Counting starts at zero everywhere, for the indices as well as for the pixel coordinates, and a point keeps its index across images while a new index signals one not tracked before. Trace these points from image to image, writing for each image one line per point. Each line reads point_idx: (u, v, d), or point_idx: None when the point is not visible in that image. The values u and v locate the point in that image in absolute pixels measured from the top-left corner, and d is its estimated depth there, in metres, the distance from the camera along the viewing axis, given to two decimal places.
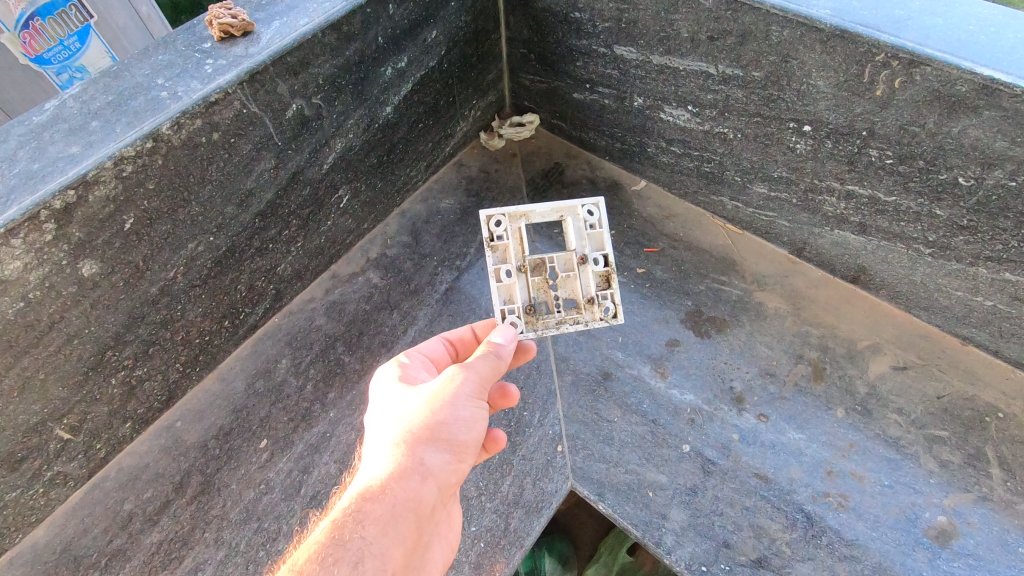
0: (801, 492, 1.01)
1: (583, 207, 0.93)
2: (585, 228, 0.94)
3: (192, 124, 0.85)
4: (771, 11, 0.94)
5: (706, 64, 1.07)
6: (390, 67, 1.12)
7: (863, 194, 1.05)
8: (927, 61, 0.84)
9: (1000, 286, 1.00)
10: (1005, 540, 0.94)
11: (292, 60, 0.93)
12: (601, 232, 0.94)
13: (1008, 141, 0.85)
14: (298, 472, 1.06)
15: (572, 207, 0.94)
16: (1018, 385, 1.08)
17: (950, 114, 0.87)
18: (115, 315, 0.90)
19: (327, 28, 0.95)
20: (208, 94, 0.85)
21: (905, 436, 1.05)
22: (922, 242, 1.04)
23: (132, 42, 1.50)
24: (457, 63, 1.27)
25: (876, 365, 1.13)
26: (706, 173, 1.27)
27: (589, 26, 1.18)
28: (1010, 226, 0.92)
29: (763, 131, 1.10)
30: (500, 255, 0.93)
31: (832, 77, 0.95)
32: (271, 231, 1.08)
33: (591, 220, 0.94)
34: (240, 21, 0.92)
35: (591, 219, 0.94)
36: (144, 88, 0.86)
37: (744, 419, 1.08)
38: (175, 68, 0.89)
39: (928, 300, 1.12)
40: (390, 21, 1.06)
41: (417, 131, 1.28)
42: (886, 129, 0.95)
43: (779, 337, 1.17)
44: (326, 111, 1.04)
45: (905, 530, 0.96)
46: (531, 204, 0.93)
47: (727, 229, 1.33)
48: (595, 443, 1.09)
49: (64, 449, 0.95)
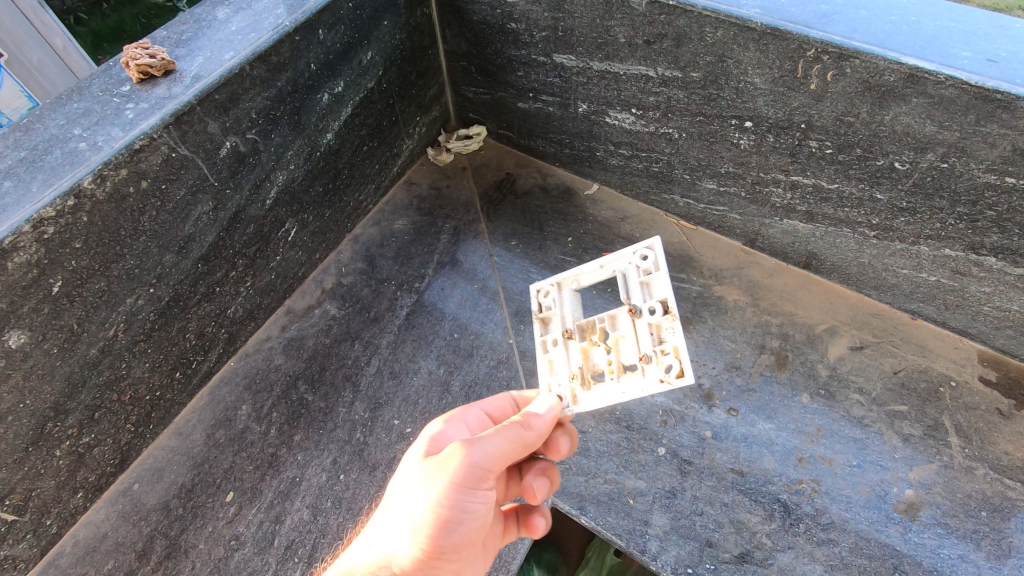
0: (775, 482, 1.02)
1: (634, 253, 0.82)
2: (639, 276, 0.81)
3: (117, 175, 0.80)
4: (703, 12, 0.95)
5: (646, 68, 1.08)
6: (327, 93, 1.08)
7: (806, 183, 1.08)
8: (855, 54, 0.87)
9: (942, 262, 1.04)
10: (968, 505, 0.98)
11: (220, 97, 0.89)
12: (654, 274, 0.80)
13: (937, 125, 0.87)
14: (270, 522, 1.01)
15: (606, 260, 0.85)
16: (967, 353, 1.13)
17: (881, 104, 0.90)
18: (52, 384, 0.85)
19: (254, 60, 0.91)
20: (132, 141, 0.81)
21: (868, 415, 1.08)
22: (866, 226, 1.08)
23: (48, 80, 1.44)
24: (396, 82, 1.25)
25: (835, 347, 1.16)
26: (655, 173, 1.28)
27: (526, 36, 1.18)
28: (946, 206, 0.96)
29: (706, 130, 1.11)
30: (553, 326, 0.89)
31: (767, 74, 0.97)
32: (217, 274, 1.03)
33: (638, 266, 0.81)
34: (160, 61, 0.88)
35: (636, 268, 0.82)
36: (60, 140, 0.81)
37: (715, 415, 1.09)
38: (93, 115, 0.84)
39: (877, 280, 1.16)
40: (322, 47, 1.02)
41: (361, 154, 1.25)
42: (823, 120, 0.97)
43: (740, 329, 1.19)
44: (262, 145, 1.00)
45: (876, 507, 0.99)
46: (578, 267, 0.87)
47: (681, 226, 1.35)
48: (572, 456, 1.07)
49: (9, 531, 0.88)
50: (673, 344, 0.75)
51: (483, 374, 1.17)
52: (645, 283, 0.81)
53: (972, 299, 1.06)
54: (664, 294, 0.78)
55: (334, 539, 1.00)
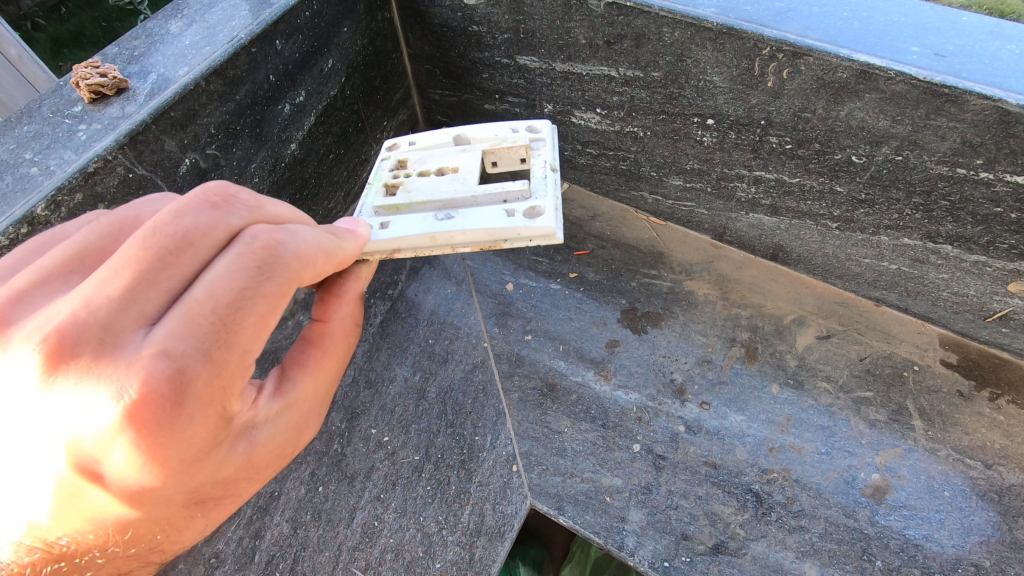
0: (748, 473, 1.04)
1: (521, 129, 1.01)
2: (509, 135, 1.01)
3: (72, 199, 0.79)
4: (660, 13, 0.96)
5: (607, 68, 1.09)
6: (288, 103, 1.07)
7: (769, 178, 1.10)
8: (808, 52, 0.88)
9: (901, 250, 1.07)
10: (932, 486, 1.01)
11: (176, 113, 0.87)
12: (501, 131, 1.02)
13: (890, 119, 0.89)
14: (249, 538, 1.02)
15: (527, 135, 1.00)
16: (929, 337, 1.16)
17: (836, 100, 0.92)
18: None
19: (210, 75, 0.90)
20: (86, 163, 0.79)
21: (836, 402, 1.11)
22: (828, 218, 1.10)
23: (11, 98, 1.48)
24: (360, 88, 1.24)
25: (803, 337, 1.18)
26: (624, 171, 1.29)
27: (489, 39, 1.17)
28: (902, 197, 0.98)
29: (670, 128, 1.13)
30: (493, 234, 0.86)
31: (725, 72, 0.98)
32: None
33: (511, 132, 1.01)
34: (111, 79, 0.86)
35: (510, 129, 1.02)
36: (11, 166, 0.80)
37: (688, 410, 1.11)
38: (44, 138, 0.83)
39: (842, 270, 1.19)
40: (280, 57, 1.01)
41: (328, 162, 1.24)
42: (781, 117, 0.99)
43: (711, 323, 1.21)
44: (223, 160, 0.99)
45: (845, 492, 1.02)
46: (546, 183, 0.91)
47: (651, 222, 1.36)
48: (549, 457, 1.08)
49: None
50: (431, 140, 1.04)
51: (459, 378, 1.17)
52: (503, 137, 1.01)
53: (931, 285, 1.09)
54: (477, 132, 1.03)
55: (315, 552, 1.01)
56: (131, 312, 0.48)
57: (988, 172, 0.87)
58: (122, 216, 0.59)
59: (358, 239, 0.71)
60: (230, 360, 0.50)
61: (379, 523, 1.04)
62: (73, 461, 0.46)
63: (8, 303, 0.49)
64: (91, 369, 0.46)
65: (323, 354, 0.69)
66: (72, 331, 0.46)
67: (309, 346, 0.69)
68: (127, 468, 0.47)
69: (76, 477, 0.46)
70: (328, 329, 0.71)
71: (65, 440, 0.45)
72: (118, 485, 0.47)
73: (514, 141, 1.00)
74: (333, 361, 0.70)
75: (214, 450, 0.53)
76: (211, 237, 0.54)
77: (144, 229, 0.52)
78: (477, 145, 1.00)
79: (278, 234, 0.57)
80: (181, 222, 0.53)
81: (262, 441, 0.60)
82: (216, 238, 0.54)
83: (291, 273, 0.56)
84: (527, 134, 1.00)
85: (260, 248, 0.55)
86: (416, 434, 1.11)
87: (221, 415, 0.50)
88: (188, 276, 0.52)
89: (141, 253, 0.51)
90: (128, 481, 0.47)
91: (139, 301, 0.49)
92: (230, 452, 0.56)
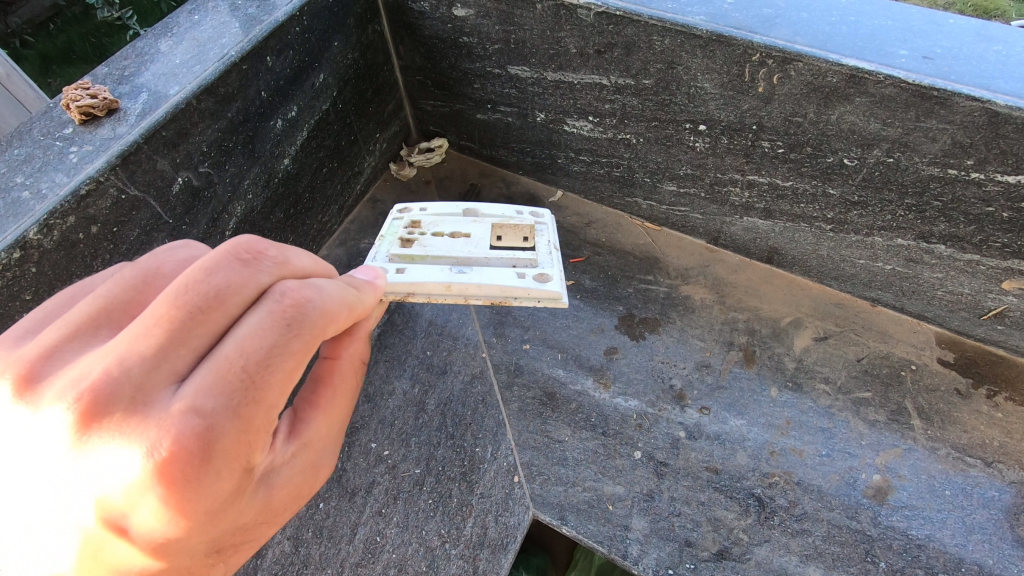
0: (749, 477, 1.04)
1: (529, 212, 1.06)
2: (517, 212, 1.05)
3: (65, 223, 0.78)
4: (650, 21, 0.96)
5: (599, 76, 1.09)
6: (280, 119, 1.07)
7: (762, 182, 1.10)
8: (798, 58, 0.89)
9: (895, 250, 1.07)
10: (934, 485, 1.02)
11: (167, 133, 0.87)
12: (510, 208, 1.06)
13: (881, 122, 0.90)
14: (251, 558, 1.02)
15: (533, 217, 1.05)
16: (925, 336, 1.17)
17: (826, 104, 0.92)
18: None
19: (201, 93, 0.90)
20: (78, 186, 0.79)
21: (835, 403, 1.11)
22: (822, 220, 1.10)
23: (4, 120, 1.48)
24: (351, 101, 1.24)
25: (800, 339, 1.19)
26: (617, 177, 1.29)
27: (480, 49, 1.18)
28: (895, 198, 0.99)
29: (662, 134, 1.13)
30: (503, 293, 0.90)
31: (717, 78, 0.98)
32: None
33: (519, 211, 1.06)
34: (101, 100, 0.86)
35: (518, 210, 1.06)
36: (2, 191, 0.79)
37: (688, 415, 1.11)
38: (35, 162, 0.82)
39: (837, 271, 1.19)
40: (271, 73, 1.01)
41: (321, 175, 1.24)
42: (772, 121, 0.99)
43: (709, 328, 1.22)
44: (217, 177, 0.98)
45: (847, 494, 1.02)
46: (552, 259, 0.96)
47: (646, 228, 1.37)
48: (550, 467, 1.08)
49: None
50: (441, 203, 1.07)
51: (458, 390, 1.17)
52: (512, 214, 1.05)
53: (926, 285, 1.10)
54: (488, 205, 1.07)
55: (317, 569, 1.01)
56: (161, 371, 0.46)
57: (979, 172, 0.88)
58: (146, 267, 0.55)
59: (378, 291, 0.68)
60: (257, 417, 0.48)
61: (381, 538, 1.03)
62: (103, 515, 0.45)
63: (39, 358, 0.47)
64: (124, 426, 0.44)
65: (336, 391, 0.68)
66: (105, 389, 0.44)
67: (319, 384, 0.67)
68: (154, 524, 0.45)
69: (104, 531, 0.45)
70: (339, 365, 0.69)
71: (95, 498, 0.44)
72: (143, 537, 0.46)
73: (522, 217, 1.04)
74: (344, 396, 0.69)
75: (237, 498, 0.51)
76: (240, 294, 0.51)
77: (175, 285, 0.49)
78: (488, 216, 1.04)
79: (307, 289, 0.55)
80: (212, 280, 0.50)
81: (280, 483, 0.58)
82: (245, 295, 0.52)
83: (318, 329, 0.54)
84: (534, 215, 1.05)
85: (288, 305, 0.52)
86: (416, 447, 1.11)
87: (244, 469, 0.49)
88: (217, 334, 0.49)
89: (169, 308, 0.48)
90: (153, 536, 0.46)
91: (169, 358, 0.47)
92: (250, 498, 0.54)
